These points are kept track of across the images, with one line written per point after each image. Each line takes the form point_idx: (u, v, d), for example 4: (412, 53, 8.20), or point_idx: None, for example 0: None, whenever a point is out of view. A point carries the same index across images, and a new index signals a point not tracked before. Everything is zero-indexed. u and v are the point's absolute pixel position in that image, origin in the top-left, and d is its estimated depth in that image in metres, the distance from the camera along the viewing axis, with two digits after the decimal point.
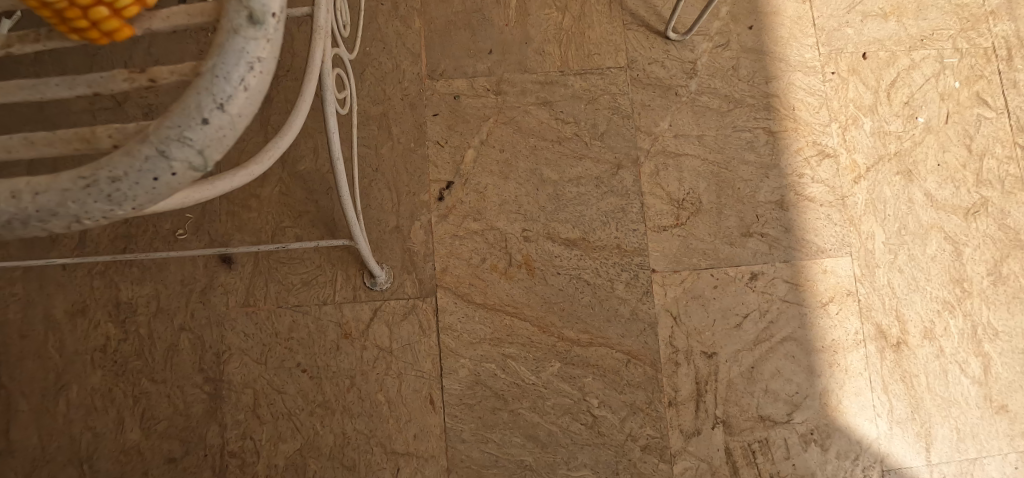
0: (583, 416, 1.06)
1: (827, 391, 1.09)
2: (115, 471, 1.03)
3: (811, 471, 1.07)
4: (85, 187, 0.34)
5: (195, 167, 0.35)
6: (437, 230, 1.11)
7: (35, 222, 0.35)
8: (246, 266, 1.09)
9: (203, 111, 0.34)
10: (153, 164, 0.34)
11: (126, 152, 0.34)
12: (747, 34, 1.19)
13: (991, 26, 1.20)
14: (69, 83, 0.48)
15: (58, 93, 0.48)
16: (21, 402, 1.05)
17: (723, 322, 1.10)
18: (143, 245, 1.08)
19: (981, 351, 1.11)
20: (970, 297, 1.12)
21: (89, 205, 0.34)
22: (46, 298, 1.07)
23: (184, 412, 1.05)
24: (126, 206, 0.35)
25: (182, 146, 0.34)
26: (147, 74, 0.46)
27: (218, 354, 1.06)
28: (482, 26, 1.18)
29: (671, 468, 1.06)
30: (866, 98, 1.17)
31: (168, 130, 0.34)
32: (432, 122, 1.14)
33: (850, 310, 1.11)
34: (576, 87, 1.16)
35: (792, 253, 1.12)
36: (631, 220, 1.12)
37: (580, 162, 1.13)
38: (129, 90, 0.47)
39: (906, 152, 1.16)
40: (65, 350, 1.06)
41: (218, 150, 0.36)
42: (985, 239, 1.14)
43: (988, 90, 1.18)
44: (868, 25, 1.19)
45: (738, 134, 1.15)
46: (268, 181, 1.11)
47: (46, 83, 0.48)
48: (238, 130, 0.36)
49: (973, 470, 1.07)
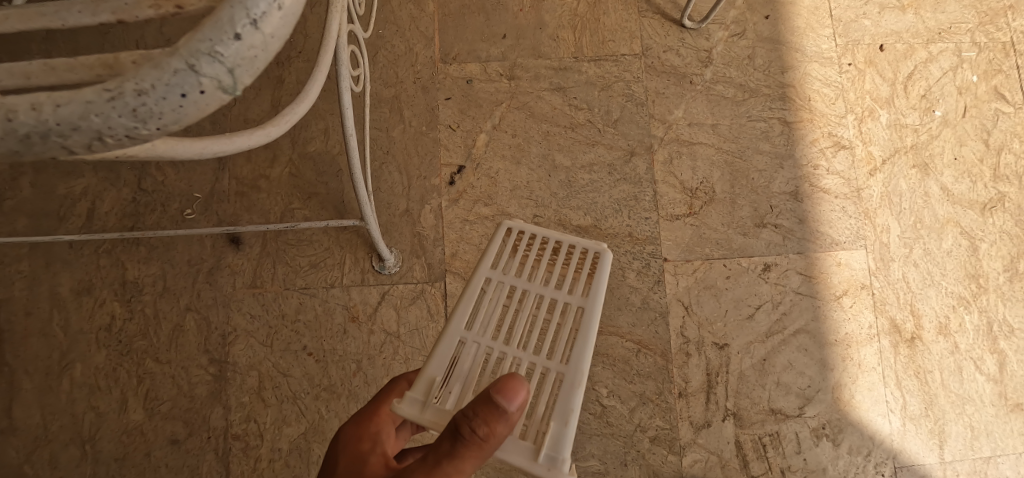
0: (592, 406, 1.04)
1: (839, 384, 1.07)
2: (116, 453, 1.02)
3: (823, 466, 1.04)
4: (110, 99, 0.30)
5: (224, 87, 0.32)
6: (447, 215, 1.09)
7: (55, 137, 0.30)
8: (255, 247, 1.08)
9: (236, 26, 0.30)
10: (181, 79, 0.30)
11: (153, 65, 0.30)
12: (763, 24, 1.18)
13: (1009, 20, 1.19)
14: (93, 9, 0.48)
15: (80, 19, 0.49)
16: (24, 381, 1.03)
17: (736, 313, 1.08)
18: (151, 223, 1.07)
19: (997, 349, 1.09)
20: (986, 292, 1.11)
21: (112, 120, 0.30)
22: (53, 276, 1.06)
23: (189, 394, 1.04)
24: (151, 125, 0.31)
25: (213, 61, 0.30)
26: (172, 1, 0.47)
27: (223, 336, 1.05)
28: (496, 12, 1.17)
29: (681, 460, 1.03)
30: (883, 90, 1.16)
31: (198, 43, 0.30)
32: (444, 106, 1.13)
33: (864, 303, 1.09)
34: (590, 73, 1.15)
35: (805, 244, 1.11)
36: (643, 208, 1.11)
37: (593, 149, 1.12)
38: (159, 13, 0.47)
39: (923, 145, 1.14)
40: (70, 329, 1.05)
41: (249, 72, 0.32)
42: (1002, 235, 1.12)
43: (1005, 85, 1.17)
44: (885, 18, 1.18)
45: (754, 123, 1.14)
46: (278, 162, 1.10)
47: (67, 8, 0.49)
48: (270, 53, 0.32)
49: (987, 469, 1.05)
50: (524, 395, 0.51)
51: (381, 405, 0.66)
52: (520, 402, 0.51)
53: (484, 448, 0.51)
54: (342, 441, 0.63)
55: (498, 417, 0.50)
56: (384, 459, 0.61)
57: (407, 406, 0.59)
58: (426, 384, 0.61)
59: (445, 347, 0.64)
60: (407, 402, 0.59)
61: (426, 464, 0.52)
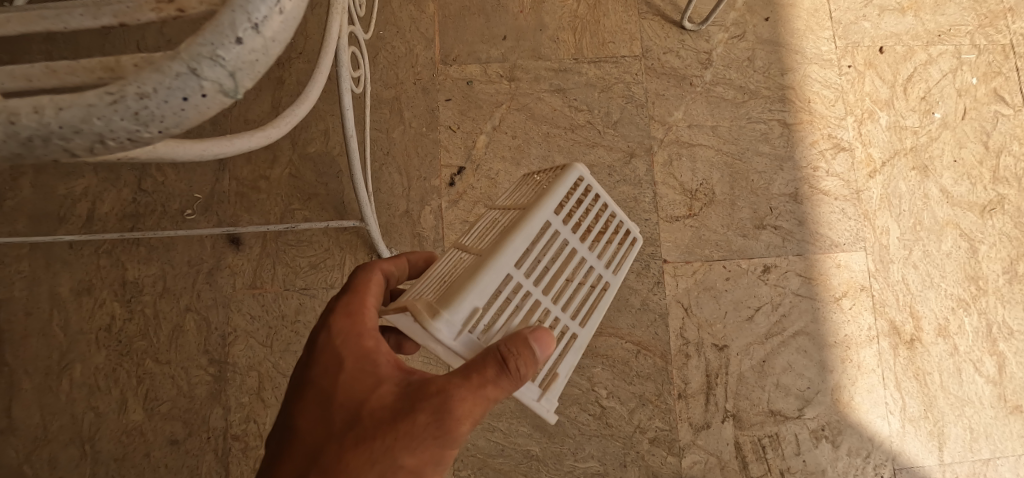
0: (592, 407, 1.04)
1: (838, 386, 1.07)
2: (115, 453, 1.02)
3: (822, 467, 1.04)
4: (112, 103, 0.30)
5: (225, 91, 0.32)
6: (447, 216, 1.09)
7: (57, 141, 0.30)
8: (254, 248, 1.08)
9: (237, 30, 0.31)
10: (183, 83, 0.30)
11: (155, 69, 0.31)
12: (763, 26, 1.18)
13: (1009, 23, 1.19)
14: (95, 13, 0.48)
15: (82, 22, 0.49)
16: (24, 381, 1.03)
17: (736, 314, 1.08)
18: (151, 223, 1.07)
19: (996, 351, 1.09)
20: (985, 295, 1.11)
21: (114, 123, 0.30)
22: (52, 276, 1.06)
23: (188, 394, 1.04)
24: (152, 128, 0.31)
25: (214, 65, 0.31)
26: (172, 5, 0.46)
27: (223, 336, 1.05)
28: (496, 13, 1.17)
29: (679, 461, 1.04)
30: (883, 92, 1.16)
31: (200, 47, 0.30)
32: (445, 107, 1.13)
33: (863, 305, 1.09)
34: (590, 74, 1.15)
35: (805, 246, 1.11)
36: (643, 209, 1.11)
37: (593, 150, 1.12)
38: (159, 16, 0.48)
39: (922, 147, 1.15)
40: (69, 329, 1.05)
41: (250, 76, 0.32)
42: (1001, 238, 1.12)
43: (1005, 87, 1.17)
44: (885, 20, 1.18)
45: (753, 125, 1.14)
46: (278, 163, 1.10)
47: (68, 12, 0.49)
48: (271, 56, 0.32)
49: (985, 471, 1.06)
50: (552, 349, 0.54)
51: (365, 296, 0.60)
52: (547, 355, 0.54)
53: (521, 382, 0.51)
54: (333, 346, 0.56)
55: (532, 364, 0.51)
56: (391, 355, 0.56)
57: (443, 332, 0.52)
58: (468, 314, 0.54)
59: (493, 279, 0.56)
60: (441, 325, 0.52)
61: (467, 387, 0.50)
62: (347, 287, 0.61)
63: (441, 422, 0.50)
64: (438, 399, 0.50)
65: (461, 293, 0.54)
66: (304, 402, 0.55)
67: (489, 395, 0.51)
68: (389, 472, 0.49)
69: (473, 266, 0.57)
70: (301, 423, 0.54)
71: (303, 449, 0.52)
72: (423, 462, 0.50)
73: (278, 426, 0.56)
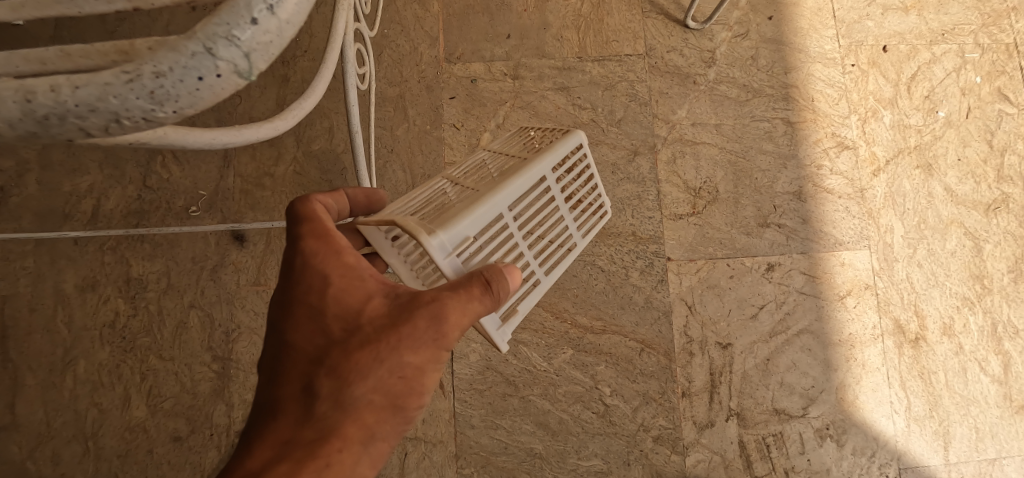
0: (595, 405, 1.04)
1: (843, 384, 1.07)
2: (118, 449, 1.02)
3: (826, 467, 1.04)
4: (128, 81, 0.30)
5: (240, 72, 0.32)
6: None
7: (72, 119, 0.31)
8: (258, 245, 1.08)
9: (253, 11, 0.31)
10: (198, 62, 0.31)
11: (171, 48, 0.31)
12: (767, 25, 1.18)
13: (1013, 22, 1.19)
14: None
15: (95, 6, 0.48)
16: (27, 377, 1.03)
17: (739, 312, 1.08)
18: (156, 220, 1.08)
19: (1001, 350, 1.09)
20: (990, 294, 1.10)
21: (130, 102, 0.31)
22: (57, 273, 1.06)
23: (191, 391, 1.04)
24: (167, 108, 0.32)
25: (229, 44, 0.31)
26: None
27: (227, 333, 1.05)
28: (500, 11, 1.18)
29: (683, 460, 1.03)
30: (886, 91, 1.16)
31: (216, 27, 0.31)
32: (449, 105, 1.14)
33: (868, 304, 1.09)
34: (593, 73, 1.16)
35: (809, 244, 1.11)
36: (647, 207, 1.11)
37: (597, 148, 1.13)
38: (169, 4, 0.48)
39: (927, 145, 1.15)
40: (74, 325, 1.05)
41: (264, 58, 0.32)
42: (1005, 236, 1.12)
43: (1009, 86, 1.17)
44: (889, 18, 1.18)
45: (757, 124, 1.15)
46: (282, 160, 1.11)
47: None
48: (285, 39, 0.33)
49: (991, 470, 1.05)
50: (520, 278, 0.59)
51: (323, 217, 0.57)
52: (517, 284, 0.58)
53: (500, 301, 0.55)
54: (313, 267, 0.55)
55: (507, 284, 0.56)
56: (370, 267, 0.57)
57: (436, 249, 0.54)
58: (461, 241, 0.57)
59: (487, 214, 0.60)
60: (436, 244, 0.54)
61: (459, 301, 0.53)
62: (301, 210, 0.57)
63: (440, 326, 0.53)
64: (434, 307, 0.53)
65: (457, 221, 0.57)
66: (293, 318, 0.55)
67: (478, 308, 0.54)
68: (397, 370, 0.53)
69: (471, 201, 0.60)
70: (296, 336, 0.54)
71: (305, 359, 0.54)
72: (425, 359, 0.54)
73: (272, 339, 0.56)
